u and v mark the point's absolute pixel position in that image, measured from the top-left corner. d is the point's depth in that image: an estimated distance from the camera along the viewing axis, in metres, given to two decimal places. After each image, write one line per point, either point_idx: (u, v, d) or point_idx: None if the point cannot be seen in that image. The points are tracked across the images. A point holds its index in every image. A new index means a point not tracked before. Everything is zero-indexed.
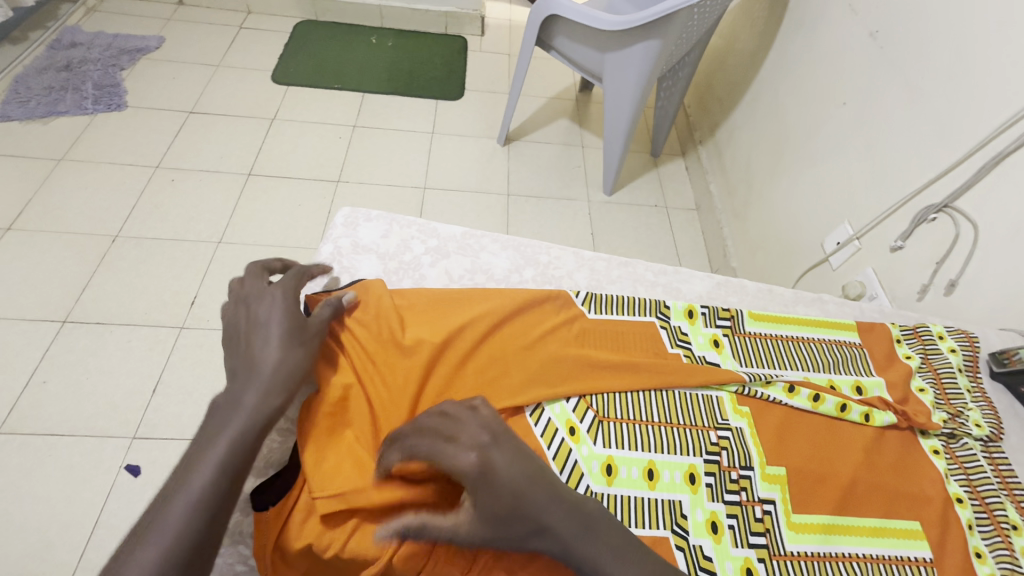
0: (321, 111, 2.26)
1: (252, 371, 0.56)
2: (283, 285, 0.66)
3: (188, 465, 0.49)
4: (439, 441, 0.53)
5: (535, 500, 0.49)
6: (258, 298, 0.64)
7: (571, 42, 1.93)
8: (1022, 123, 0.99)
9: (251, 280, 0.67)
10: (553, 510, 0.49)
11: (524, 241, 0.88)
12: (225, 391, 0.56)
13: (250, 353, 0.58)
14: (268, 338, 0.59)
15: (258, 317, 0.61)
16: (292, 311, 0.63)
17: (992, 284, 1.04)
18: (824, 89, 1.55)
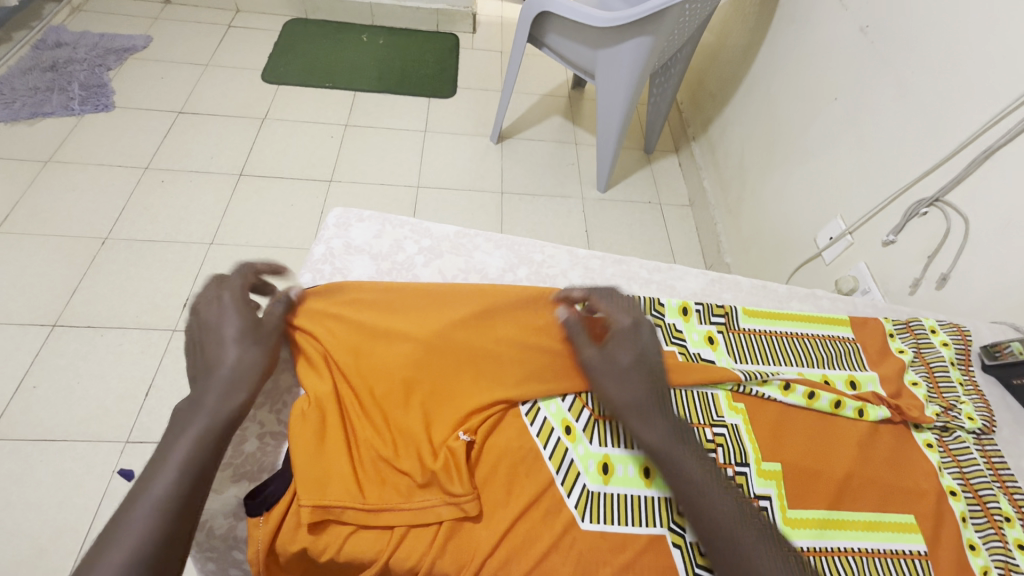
0: (313, 110, 2.25)
1: (212, 374, 0.58)
2: (231, 288, 0.65)
3: (157, 461, 0.51)
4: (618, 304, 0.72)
5: (650, 378, 0.63)
6: (209, 302, 0.63)
7: (564, 40, 1.93)
8: (1010, 118, 1.00)
9: (201, 288, 0.66)
10: (658, 394, 0.62)
11: (519, 240, 0.86)
12: (188, 397, 0.57)
13: (207, 359, 0.59)
14: (223, 341, 0.60)
15: (211, 322, 0.61)
16: (245, 311, 0.63)
17: (982, 277, 1.05)
18: (815, 84, 1.56)
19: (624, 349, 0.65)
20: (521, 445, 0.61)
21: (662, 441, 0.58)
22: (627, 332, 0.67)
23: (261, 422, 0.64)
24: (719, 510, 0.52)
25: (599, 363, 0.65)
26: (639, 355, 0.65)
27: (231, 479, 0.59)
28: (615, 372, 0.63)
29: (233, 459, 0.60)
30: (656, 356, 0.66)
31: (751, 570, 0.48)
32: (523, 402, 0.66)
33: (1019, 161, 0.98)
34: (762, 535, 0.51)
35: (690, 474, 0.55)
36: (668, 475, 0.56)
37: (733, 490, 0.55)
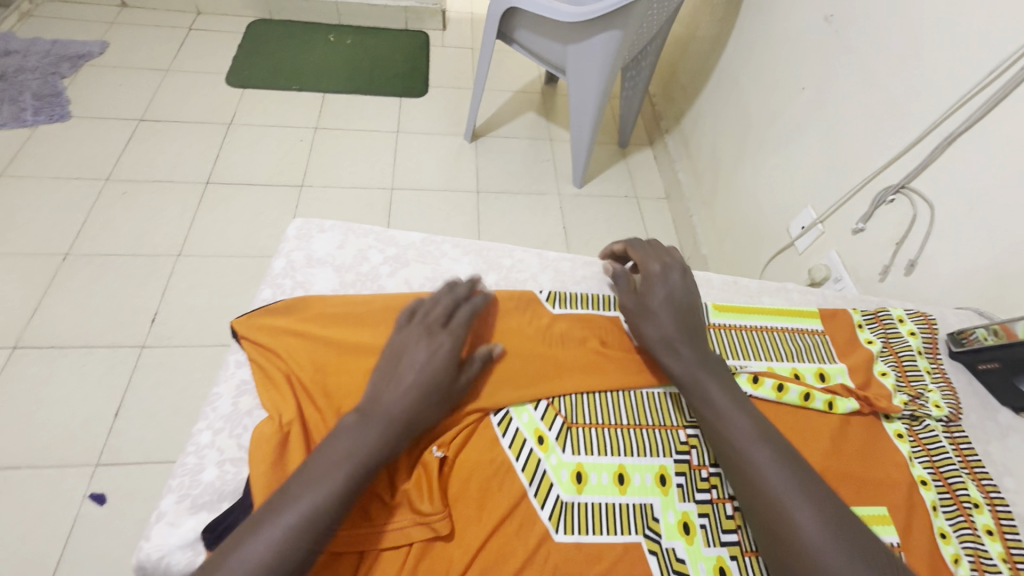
0: (280, 114, 2.19)
1: (385, 409, 0.55)
2: (454, 333, 0.63)
3: (314, 476, 0.50)
4: (656, 253, 0.77)
5: (680, 316, 0.69)
6: (430, 338, 0.62)
7: (533, 35, 1.91)
8: (970, 105, 1.01)
9: (429, 309, 0.65)
10: (688, 333, 0.68)
11: (487, 245, 0.83)
12: (358, 415, 0.55)
13: (382, 391, 0.57)
14: (415, 385, 0.58)
15: (419, 356, 0.60)
16: (450, 366, 0.60)
17: (947, 262, 1.07)
18: (783, 74, 1.57)
19: (657, 291, 0.71)
20: (491, 459, 0.60)
21: (690, 373, 0.64)
22: (656, 276, 0.73)
23: (219, 449, 0.58)
24: (736, 430, 0.58)
25: (634, 308, 0.72)
26: (669, 298, 0.70)
27: (189, 511, 0.54)
28: (644, 311, 0.70)
29: (191, 489, 0.55)
30: (689, 296, 0.72)
31: (757, 478, 0.54)
32: (495, 411, 0.64)
33: (981, 148, 1.00)
34: (777, 450, 0.55)
35: (712, 399, 0.61)
36: (693, 396, 0.62)
37: (752, 414, 0.59)
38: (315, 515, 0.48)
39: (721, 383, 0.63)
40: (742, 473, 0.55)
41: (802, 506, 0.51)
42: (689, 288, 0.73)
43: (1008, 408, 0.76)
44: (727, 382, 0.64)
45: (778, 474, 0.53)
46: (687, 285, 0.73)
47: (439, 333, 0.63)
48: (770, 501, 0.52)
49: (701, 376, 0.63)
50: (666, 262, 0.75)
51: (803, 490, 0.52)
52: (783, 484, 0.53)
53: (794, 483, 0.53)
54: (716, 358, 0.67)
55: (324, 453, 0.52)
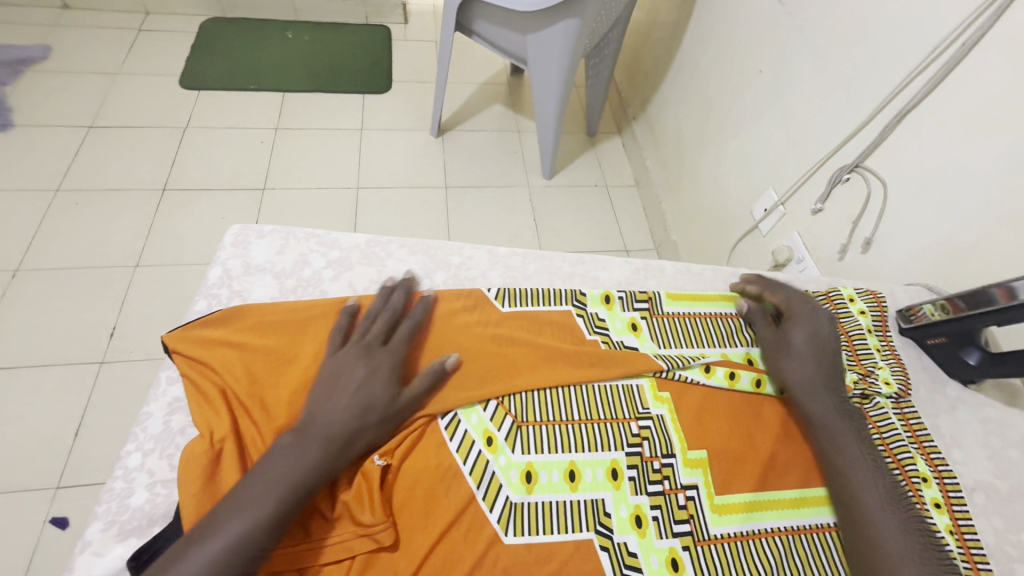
0: (239, 115, 2.13)
1: (321, 429, 0.55)
2: (389, 351, 0.63)
3: (252, 495, 0.49)
4: (795, 295, 0.77)
5: (820, 357, 0.69)
6: (365, 356, 0.62)
7: (491, 26, 1.87)
8: (917, 81, 1.02)
9: (368, 327, 0.65)
10: (831, 376, 0.68)
11: (435, 242, 0.80)
12: (293, 434, 0.54)
13: (324, 409, 0.57)
14: (353, 405, 0.57)
15: (359, 374, 0.60)
16: (389, 383, 0.60)
17: (901, 238, 1.08)
18: (741, 56, 1.57)
19: (798, 330, 0.72)
20: (437, 464, 0.59)
21: (828, 419, 0.64)
22: (802, 314, 0.73)
23: (149, 471, 0.55)
24: (868, 491, 0.58)
25: (773, 343, 0.73)
26: (810, 338, 0.71)
27: (116, 538, 0.51)
28: (790, 351, 0.70)
29: (118, 515, 0.52)
30: (828, 336, 0.72)
31: (875, 535, 0.54)
32: (443, 414, 0.62)
33: (928, 124, 1.01)
34: (903, 522, 0.55)
35: (845, 452, 0.61)
36: (827, 441, 0.63)
37: (887, 478, 0.60)
38: (250, 534, 0.47)
39: (853, 435, 0.62)
40: (860, 529, 0.56)
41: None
42: (833, 331, 0.73)
43: (955, 380, 0.78)
44: (862, 435, 0.63)
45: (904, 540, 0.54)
46: (830, 327, 0.73)
47: (378, 351, 0.63)
48: (886, 565, 0.52)
49: (837, 427, 0.63)
50: (810, 307, 0.75)
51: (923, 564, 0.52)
52: (905, 555, 0.53)
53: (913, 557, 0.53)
54: (854, 408, 0.66)
55: (260, 474, 0.51)
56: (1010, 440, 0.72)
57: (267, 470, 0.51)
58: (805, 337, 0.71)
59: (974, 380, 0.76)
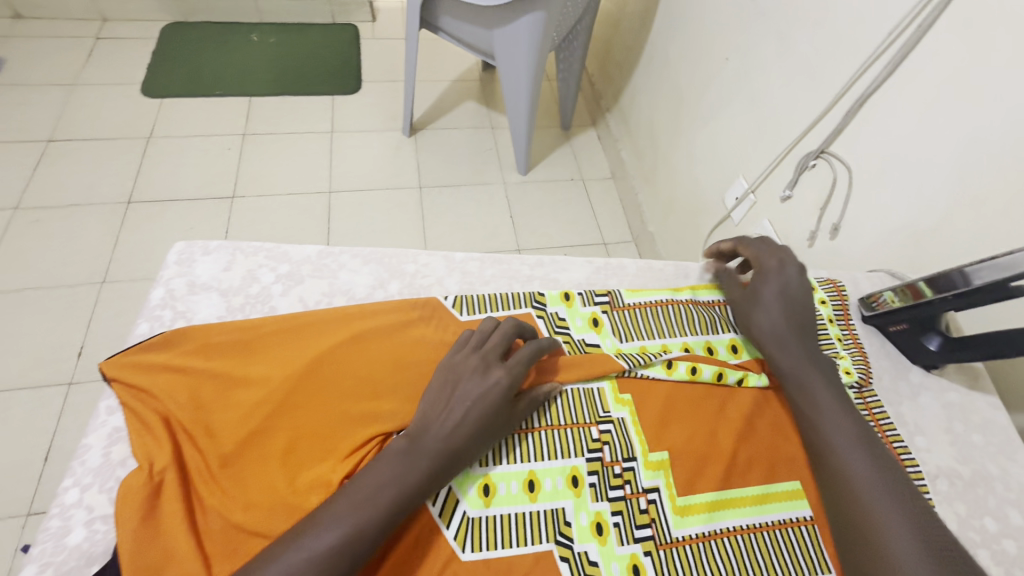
0: (205, 122, 2.07)
1: (430, 445, 0.55)
2: (510, 371, 0.61)
3: (359, 501, 0.50)
4: (762, 247, 0.77)
5: (791, 312, 0.70)
6: (485, 373, 0.60)
7: (456, 22, 1.84)
8: (876, 65, 1.01)
9: (491, 343, 0.63)
10: (795, 326, 0.69)
11: (390, 250, 0.78)
12: (404, 445, 0.54)
13: (440, 422, 0.56)
14: (464, 424, 0.56)
15: (475, 392, 0.58)
16: (504, 405, 0.59)
17: (866, 223, 1.08)
18: (707, 44, 1.55)
19: (768, 285, 0.73)
20: None
21: (797, 367, 0.66)
22: (772, 269, 0.73)
23: (88, 506, 0.53)
24: (836, 429, 0.59)
25: (742, 300, 0.74)
26: (780, 294, 0.71)
27: None
28: (766, 305, 0.71)
29: (54, 556, 0.50)
30: (801, 288, 0.72)
31: (844, 470, 0.56)
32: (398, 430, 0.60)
33: (887, 107, 1.00)
34: (873, 457, 0.56)
35: (814, 397, 0.62)
36: (796, 390, 0.64)
37: (857, 417, 0.60)
38: (354, 540, 0.48)
39: (826, 385, 0.63)
40: (829, 464, 0.57)
41: (888, 508, 0.52)
42: (804, 282, 0.73)
43: (917, 365, 0.78)
44: (832, 381, 0.64)
45: (873, 474, 0.55)
46: (801, 278, 0.73)
47: (498, 368, 0.61)
48: (857, 495, 0.54)
49: (805, 374, 0.65)
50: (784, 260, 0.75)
51: (892, 489, 0.53)
52: (876, 484, 0.54)
53: (884, 484, 0.54)
54: (825, 360, 0.67)
55: (366, 479, 0.52)
56: (972, 424, 0.72)
57: (372, 475, 0.52)
58: (776, 291, 0.72)
59: (936, 365, 0.76)
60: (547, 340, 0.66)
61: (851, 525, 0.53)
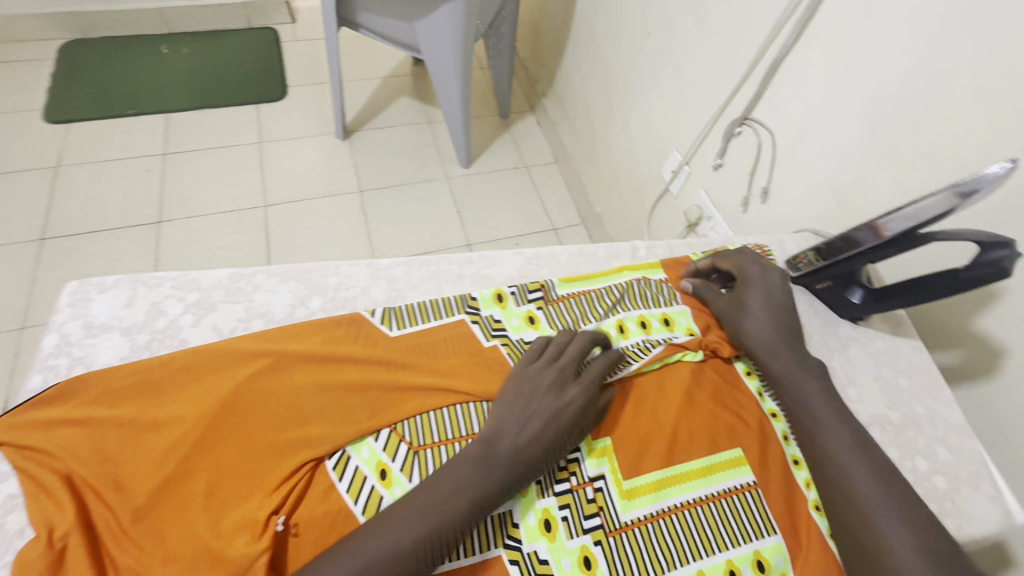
0: (119, 145, 1.94)
1: (503, 454, 0.55)
2: (585, 388, 0.61)
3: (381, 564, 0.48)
4: (742, 258, 0.77)
5: (777, 317, 0.70)
6: (562, 389, 0.61)
7: (376, 17, 1.76)
8: (786, 28, 1.03)
9: (568, 359, 0.64)
10: (784, 331, 0.69)
11: (308, 265, 0.74)
12: (478, 452, 0.55)
13: (516, 435, 0.56)
14: (537, 439, 0.56)
15: (552, 408, 0.59)
16: (578, 421, 0.59)
17: (791, 185, 1.10)
18: (630, 19, 1.55)
19: (753, 292, 0.73)
20: (325, 511, 0.54)
21: (789, 375, 0.66)
22: (756, 277, 0.74)
23: None
24: (833, 440, 0.60)
25: (727, 309, 0.73)
26: (762, 296, 0.72)
27: None
28: (762, 311, 0.71)
29: None
30: (780, 294, 0.72)
31: (846, 480, 0.57)
32: (331, 454, 0.58)
33: (798, 69, 1.03)
34: (871, 465, 0.58)
35: (807, 403, 0.63)
36: (790, 396, 0.65)
37: (849, 422, 0.62)
38: None
39: (818, 391, 0.64)
40: (832, 478, 0.58)
41: (891, 520, 0.54)
42: (786, 289, 0.73)
43: (846, 319, 0.80)
44: (822, 384, 0.65)
45: (871, 486, 0.56)
46: (781, 282, 0.74)
47: (573, 385, 0.62)
48: (857, 508, 0.55)
49: (796, 378, 0.65)
50: (764, 270, 0.75)
51: (891, 499, 0.55)
52: (876, 495, 0.56)
53: (885, 494, 0.56)
54: (814, 361, 0.68)
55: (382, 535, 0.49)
56: (899, 368, 0.75)
57: (448, 477, 0.53)
58: (769, 298, 0.72)
59: (862, 317, 0.78)
60: (620, 354, 0.67)
61: (853, 534, 0.55)
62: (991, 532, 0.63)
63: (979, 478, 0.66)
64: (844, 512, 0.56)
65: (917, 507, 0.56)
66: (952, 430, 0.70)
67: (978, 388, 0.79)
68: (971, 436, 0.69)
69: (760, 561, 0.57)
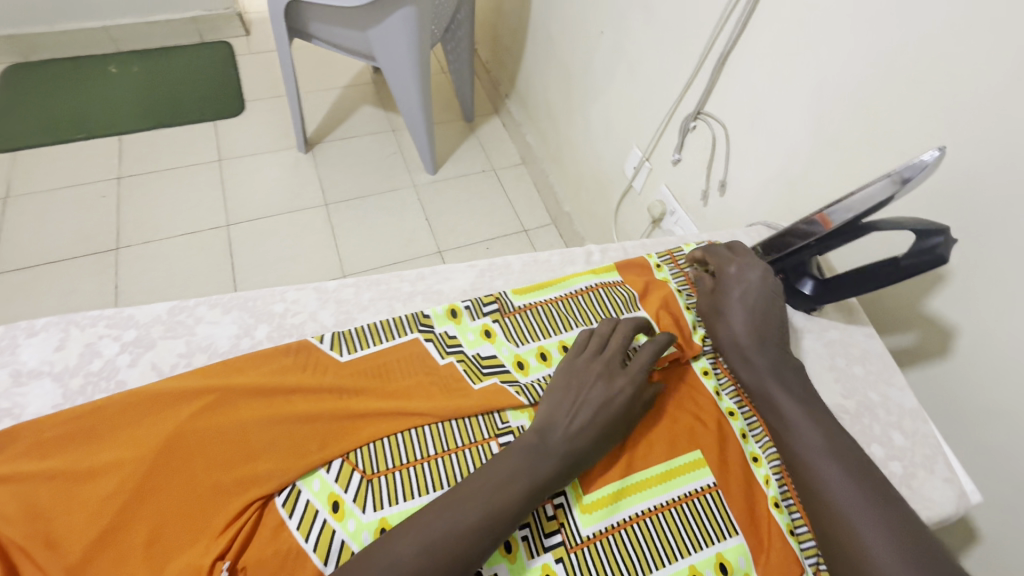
0: (70, 171, 1.87)
1: (557, 445, 0.57)
2: (631, 379, 0.63)
3: None
4: (725, 255, 0.77)
5: (753, 318, 0.70)
6: (610, 380, 0.63)
7: (327, 27, 1.72)
8: (730, 23, 1.03)
9: (613, 350, 0.66)
10: (758, 335, 0.69)
11: (252, 293, 0.72)
12: (533, 442, 0.57)
13: (569, 426, 0.59)
14: (589, 428, 0.59)
15: (601, 399, 0.61)
16: (627, 411, 0.62)
17: (746, 177, 1.11)
18: (584, 18, 1.54)
19: (729, 295, 0.73)
20: (275, 552, 0.52)
21: (760, 382, 0.66)
22: (733, 278, 0.74)
23: None
24: (807, 445, 0.60)
25: (706, 307, 0.74)
26: (731, 301, 0.72)
27: None
28: (740, 312, 0.71)
29: None
30: (753, 296, 0.72)
31: (821, 483, 0.57)
32: (280, 490, 0.56)
33: (744, 64, 1.03)
34: (845, 464, 0.58)
35: (779, 408, 0.63)
36: (762, 403, 0.65)
37: (821, 421, 0.62)
38: None
39: (789, 393, 0.64)
40: (808, 482, 0.58)
41: (871, 522, 0.53)
42: (767, 286, 0.73)
43: (803, 311, 0.80)
44: (796, 384, 0.65)
45: (847, 486, 0.56)
46: (761, 279, 0.73)
47: (621, 376, 0.64)
48: (835, 510, 0.55)
49: (769, 383, 0.66)
50: (746, 269, 0.74)
51: (869, 497, 0.55)
52: (853, 494, 0.55)
53: (864, 495, 0.55)
54: (787, 363, 0.68)
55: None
56: (853, 356, 0.76)
57: (505, 463, 0.54)
58: (748, 298, 0.72)
59: (816, 307, 0.79)
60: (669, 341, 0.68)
61: (833, 537, 0.54)
62: (945, 514, 0.64)
63: (934, 461, 0.68)
64: (821, 517, 0.56)
65: (895, 502, 0.55)
66: (906, 415, 0.71)
67: (931, 369, 0.81)
68: (925, 420, 0.71)
69: (723, 563, 0.56)
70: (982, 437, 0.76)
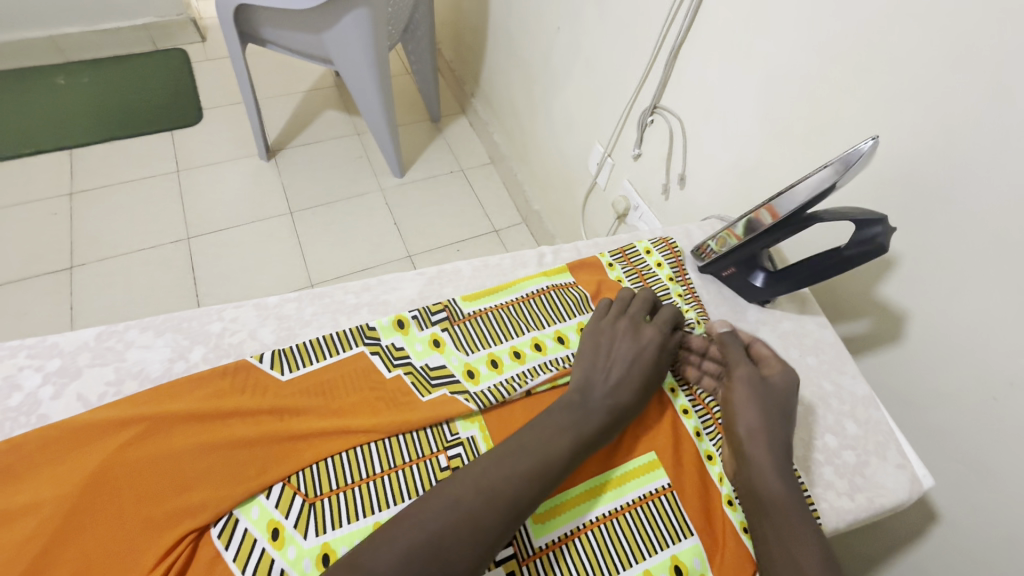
0: (18, 189, 1.78)
1: (599, 401, 0.61)
2: (656, 333, 0.68)
3: None
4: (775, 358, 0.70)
5: (785, 425, 0.63)
6: (637, 334, 0.67)
7: (280, 31, 1.67)
8: (679, 16, 1.02)
9: (634, 311, 0.70)
10: (786, 449, 0.61)
11: (188, 313, 0.69)
12: (576, 399, 0.61)
13: (607, 380, 0.63)
14: (624, 380, 0.63)
15: (631, 352, 0.66)
16: (656, 360, 0.66)
17: (703, 171, 1.10)
18: (541, 15, 1.53)
19: (776, 388, 0.65)
20: None
21: (777, 500, 0.57)
22: (784, 376, 0.66)
23: None
24: None
25: (753, 379, 0.65)
26: (769, 392, 0.64)
27: None
28: (782, 412, 0.64)
29: None
30: (790, 402, 0.65)
31: None
32: (215, 521, 0.53)
33: (695, 57, 1.03)
34: None
35: (793, 539, 0.55)
36: (773, 527, 0.56)
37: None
38: None
39: (804, 525, 0.56)
40: None
41: None
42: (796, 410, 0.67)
43: (755, 304, 0.81)
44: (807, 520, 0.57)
45: None
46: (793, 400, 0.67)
47: (647, 329, 0.68)
48: None
49: (785, 504, 0.57)
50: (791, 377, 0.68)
51: None
52: None
53: None
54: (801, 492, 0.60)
55: None
56: (806, 347, 0.76)
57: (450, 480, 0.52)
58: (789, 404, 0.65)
59: (769, 299, 0.79)
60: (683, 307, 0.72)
61: None
62: (899, 500, 0.65)
63: (886, 448, 0.69)
64: None
65: None
66: (858, 403, 0.72)
67: (883, 355, 0.82)
68: (876, 406, 0.71)
69: (677, 566, 0.56)
70: (932, 420, 0.78)
